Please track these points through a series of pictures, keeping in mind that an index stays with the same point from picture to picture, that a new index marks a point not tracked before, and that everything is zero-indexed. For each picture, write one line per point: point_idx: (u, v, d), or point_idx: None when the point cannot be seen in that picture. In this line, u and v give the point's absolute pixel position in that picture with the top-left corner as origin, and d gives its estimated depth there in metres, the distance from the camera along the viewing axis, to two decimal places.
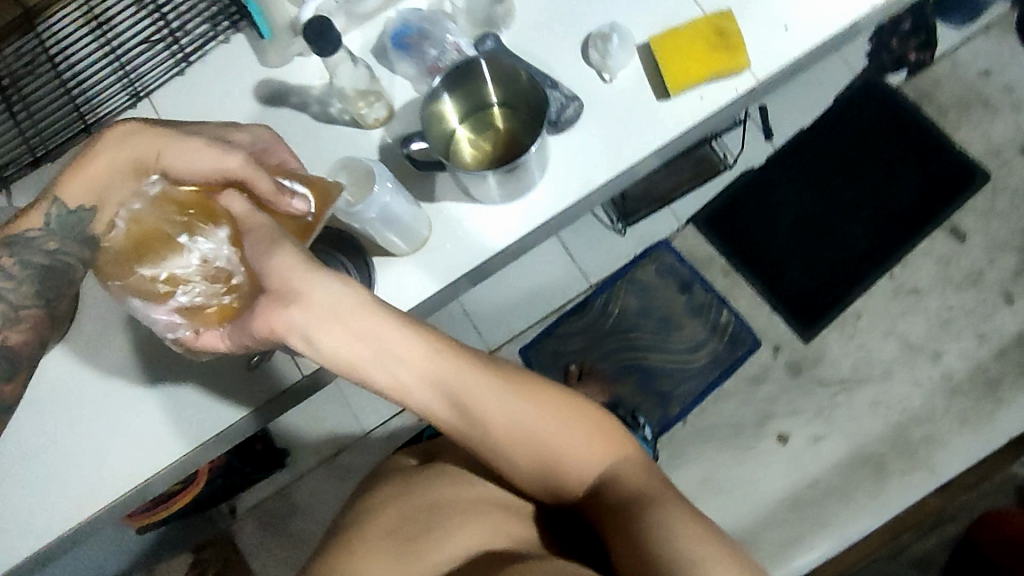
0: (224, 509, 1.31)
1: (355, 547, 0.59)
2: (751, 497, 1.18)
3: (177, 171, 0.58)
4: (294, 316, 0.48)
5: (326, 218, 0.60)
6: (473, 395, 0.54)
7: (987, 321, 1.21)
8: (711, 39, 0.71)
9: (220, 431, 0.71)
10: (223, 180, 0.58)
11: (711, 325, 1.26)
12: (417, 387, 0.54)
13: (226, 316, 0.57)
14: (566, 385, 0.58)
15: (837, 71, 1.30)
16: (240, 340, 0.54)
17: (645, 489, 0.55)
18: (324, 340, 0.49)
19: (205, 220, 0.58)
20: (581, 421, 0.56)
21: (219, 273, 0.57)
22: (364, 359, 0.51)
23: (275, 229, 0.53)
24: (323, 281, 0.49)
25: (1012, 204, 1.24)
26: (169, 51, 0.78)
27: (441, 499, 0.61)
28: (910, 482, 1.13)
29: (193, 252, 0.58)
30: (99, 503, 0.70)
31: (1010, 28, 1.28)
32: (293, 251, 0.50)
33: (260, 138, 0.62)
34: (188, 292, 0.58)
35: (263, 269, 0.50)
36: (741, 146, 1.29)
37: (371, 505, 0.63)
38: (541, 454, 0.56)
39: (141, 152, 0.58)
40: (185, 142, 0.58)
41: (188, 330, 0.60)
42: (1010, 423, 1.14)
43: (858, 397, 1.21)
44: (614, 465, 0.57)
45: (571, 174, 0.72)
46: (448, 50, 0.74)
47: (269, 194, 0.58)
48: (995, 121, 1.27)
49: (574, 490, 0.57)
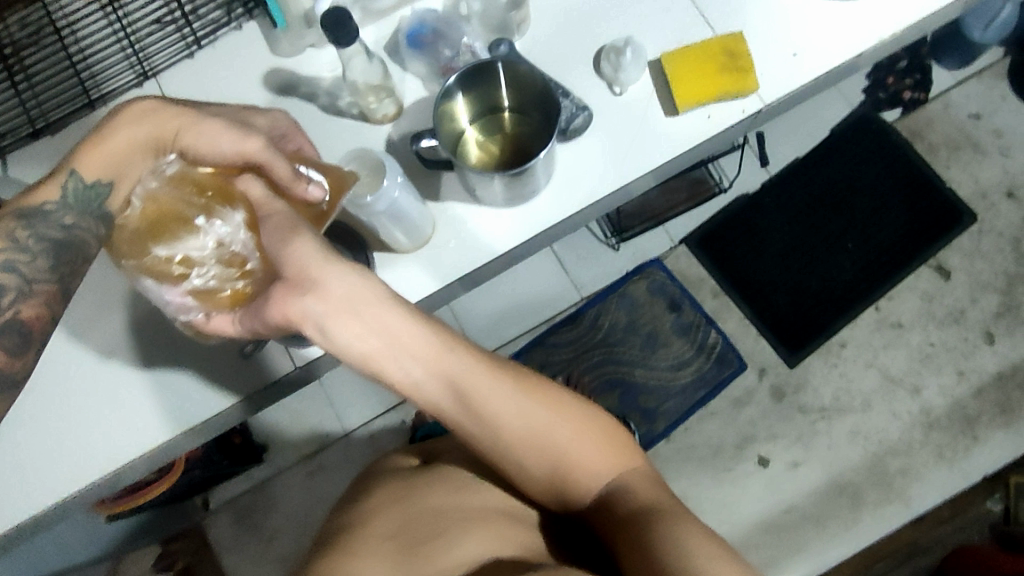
0: (197, 502, 1.28)
1: (356, 550, 0.56)
2: (729, 520, 1.21)
3: (197, 151, 0.56)
4: (310, 304, 0.47)
5: (341, 207, 0.59)
6: (483, 395, 0.54)
7: (967, 358, 1.24)
8: (722, 59, 0.72)
9: (207, 418, 0.70)
10: (242, 164, 0.56)
11: (699, 345, 1.27)
12: (428, 383, 0.53)
13: (238, 302, 0.55)
14: (574, 392, 0.57)
15: (834, 104, 1.33)
16: (256, 325, 0.52)
17: (654, 500, 0.52)
18: (339, 330, 0.49)
19: (221, 202, 0.55)
20: (588, 428, 0.55)
21: (234, 258, 0.54)
22: (377, 350, 0.50)
23: (294, 215, 0.52)
24: (341, 271, 0.48)
25: (996, 245, 1.27)
26: (179, 33, 0.78)
27: (448, 505, 0.58)
28: (884, 515, 1.18)
29: (208, 235, 0.54)
30: (80, 483, 0.68)
31: (1001, 74, 1.32)
32: (312, 239, 0.50)
33: (279, 125, 0.62)
34: (202, 275, 0.55)
35: (279, 257, 0.49)
36: (737, 170, 1.30)
37: (374, 508, 0.62)
38: (549, 460, 0.54)
39: (159, 128, 0.56)
40: (211, 124, 0.56)
41: (200, 313, 0.57)
42: (982, 462, 1.19)
43: (838, 426, 1.23)
44: (622, 475, 0.55)
45: (578, 183, 0.72)
46: (462, 51, 0.74)
47: (287, 179, 0.56)
48: (984, 164, 1.30)
49: (581, 500, 0.55)
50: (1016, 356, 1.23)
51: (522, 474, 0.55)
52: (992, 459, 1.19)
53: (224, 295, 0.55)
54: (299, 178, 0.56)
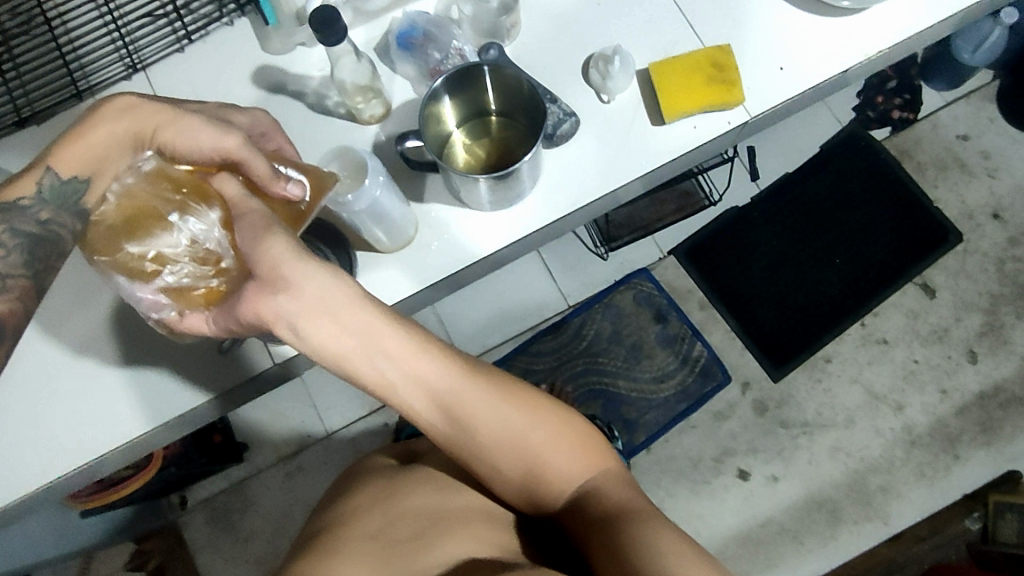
0: (173, 500, 1.27)
1: (334, 549, 0.56)
2: (708, 532, 1.20)
3: (176, 149, 0.55)
4: (282, 302, 0.46)
5: (320, 208, 0.58)
6: (459, 397, 0.53)
7: (950, 377, 1.24)
8: (709, 71, 0.73)
9: (183, 414, 0.69)
10: (220, 161, 0.55)
11: (683, 357, 1.27)
12: (404, 384, 0.51)
13: (213, 300, 0.54)
14: (549, 395, 0.57)
15: (824, 120, 1.34)
16: (229, 323, 0.51)
17: (627, 503, 0.52)
18: (312, 328, 0.47)
19: (197, 200, 0.54)
20: (563, 431, 0.55)
21: (208, 256, 0.54)
22: (351, 350, 0.49)
23: (268, 214, 0.50)
24: (314, 270, 0.47)
25: (981, 265, 1.28)
26: (171, 27, 0.77)
27: (425, 507, 0.58)
28: (862, 531, 1.18)
29: (182, 233, 0.54)
30: (52, 475, 0.68)
31: (989, 97, 1.34)
32: (286, 239, 0.48)
33: (259, 122, 0.61)
34: (175, 272, 0.55)
35: (252, 255, 0.48)
36: (726, 184, 1.31)
37: (352, 510, 0.60)
38: (523, 462, 0.54)
39: (137, 125, 0.56)
40: (190, 121, 0.55)
41: (173, 311, 0.56)
42: (962, 481, 1.19)
43: (819, 441, 1.23)
44: (596, 477, 0.55)
45: (563, 189, 0.72)
46: (452, 54, 0.75)
47: (264, 177, 0.55)
48: (971, 184, 1.31)
49: (555, 502, 0.55)
50: (998, 376, 1.23)
51: (496, 476, 0.55)
52: (972, 478, 1.19)
53: (197, 293, 0.54)
54: (276, 177, 0.55)
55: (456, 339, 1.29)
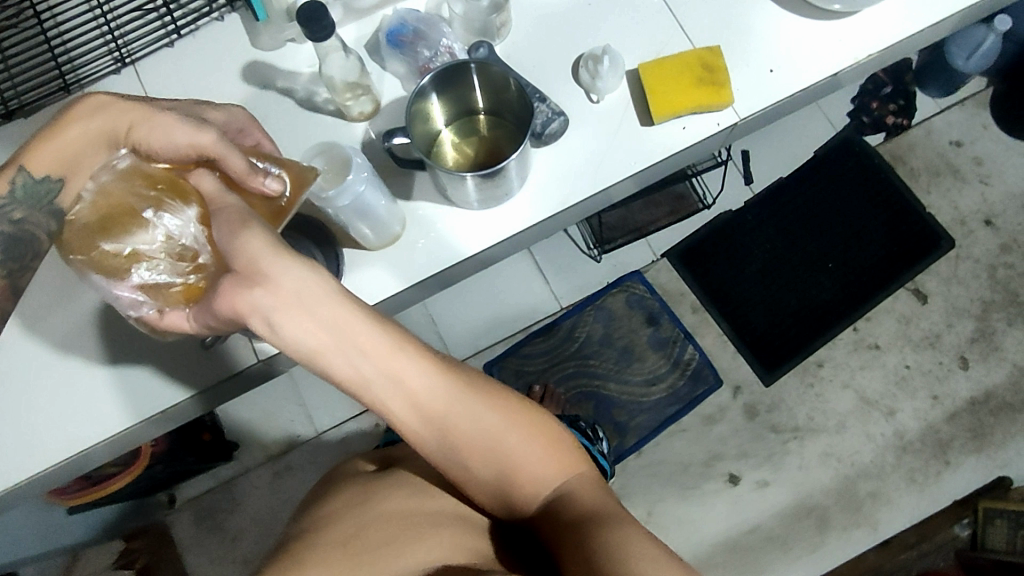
0: (162, 499, 1.27)
1: (306, 556, 0.50)
2: (696, 536, 1.20)
3: (151, 147, 0.54)
4: (259, 297, 0.43)
5: (300, 203, 0.57)
6: (434, 397, 0.49)
7: (941, 383, 1.24)
8: (698, 72, 0.73)
9: (165, 410, 0.69)
10: (196, 157, 0.54)
11: (674, 361, 1.27)
12: (381, 384, 0.48)
13: (191, 297, 0.54)
14: (526, 396, 0.55)
15: (819, 125, 1.34)
16: (206, 321, 0.50)
17: (601, 507, 0.50)
18: (286, 324, 0.44)
19: (173, 196, 0.54)
20: (537, 432, 0.53)
21: (185, 252, 0.53)
22: (327, 348, 0.45)
23: (246, 210, 0.48)
24: (291, 262, 0.44)
25: (973, 272, 1.28)
26: (160, 21, 0.77)
27: (401, 512, 0.55)
28: (850, 537, 1.18)
29: (158, 229, 0.54)
30: (33, 470, 0.67)
31: (983, 104, 1.34)
32: (263, 233, 0.45)
33: (235, 119, 0.61)
34: (152, 269, 0.54)
35: (228, 249, 0.45)
36: (720, 187, 1.31)
37: (323, 517, 0.56)
38: (495, 463, 0.52)
39: (110, 123, 0.54)
40: (165, 118, 0.54)
41: (152, 309, 0.56)
42: (951, 487, 1.19)
43: (809, 446, 1.23)
44: (569, 481, 0.53)
45: (550, 189, 0.72)
46: (441, 53, 0.74)
47: (241, 173, 0.54)
48: (964, 191, 1.32)
49: (526, 505, 0.53)
50: (989, 383, 1.23)
51: (467, 478, 0.52)
52: (962, 485, 1.19)
53: (175, 289, 0.54)
54: (254, 172, 0.54)
55: (448, 340, 1.28)
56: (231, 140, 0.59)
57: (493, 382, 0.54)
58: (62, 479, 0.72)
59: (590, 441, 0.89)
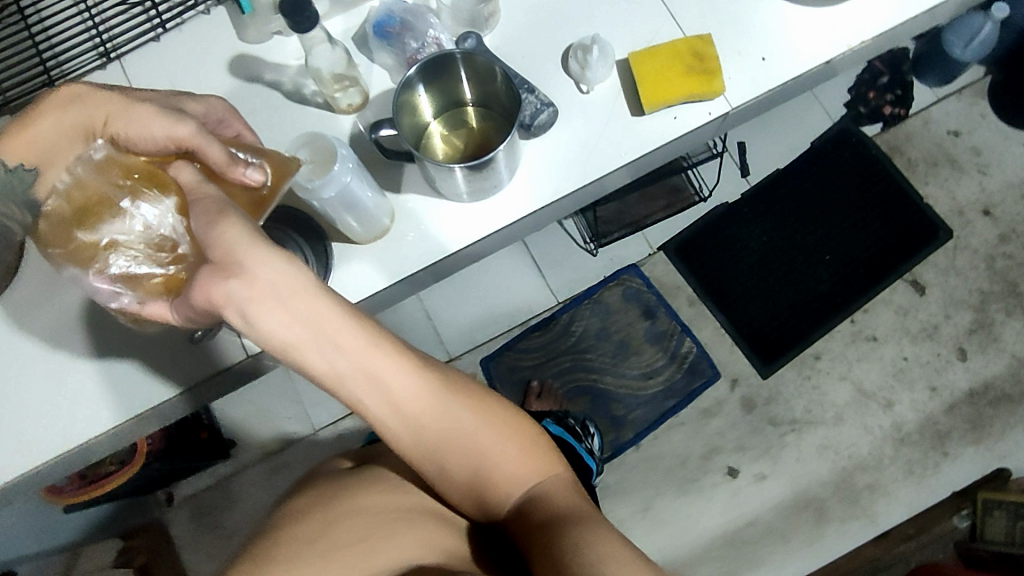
0: (159, 497, 1.27)
1: (272, 556, 0.47)
2: (694, 530, 1.20)
3: (127, 138, 0.54)
4: (233, 289, 0.41)
5: (283, 193, 0.57)
6: (410, 395, 0.48)
7: (940, 374, 1.23)
8: (689, 61, 0.72)
9: (153, 407, 0.68)
10: (175, 149, 0.54)
11: (671, 353, 1.26)
12: (356, 381, 0.46)
13: (173, 288, 0.53)
14: (502, 397, 0.54)
15: (815, 116, 1.33)
16: (185, 313, 0.49)
17: (575, 509, 0.49)
18: (261, 318, 0.42)
19: (150, 186, 0.53)
20: (512, 431, 0.52)
21: (164, 243, 0.52)
22: (302, 342, 0.43)
23: (224, 200, 0.47)
24: (267, 253, 0.42)
25: (971, 262, 1.28)
26: (146, 15, 0.76)
27: (371, 511, 0.52)
28: (848, 529, 1.18)
29: (135, 219, 0.53)
30: (20, 469, 0.66)
31: (981, 93, 1.33)
32: (241, 224, 0.44)
33: (214, 110, 0.61)
34: (129, 259, 0.54)
35: (206, 240, 0.44)
36: (716, 179, 1.30)
37: (290, 514, 0.52)
38: (469, 462, 0.50)
39: (88, 115, 0.56)
40: (141, 110, 0.54)
41: (132, 300, 0.55)
42: (950, 478, 1.19)
43: (807, 439, 1.22)
44: (544, 483, 0.51)
45: (540, 180, 0.72)
46: (428, 44, 0.74)
47: (221, 164, 0.53)
48: (962, 181, 1.31)
49: (499, 507, 0.51)
50: (988, 374, 1.23)
51: (441, 477, 0.51)
52: (961, 476, 1.19)
53: (154, 281, 0.53)
54: (234, 162, 0.53)
55: (445, 336, 1.28)
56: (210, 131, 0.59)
57: (471, 381, 0.53)
58: (52, 477, 0.71)
59: (578, 439, 0.86)
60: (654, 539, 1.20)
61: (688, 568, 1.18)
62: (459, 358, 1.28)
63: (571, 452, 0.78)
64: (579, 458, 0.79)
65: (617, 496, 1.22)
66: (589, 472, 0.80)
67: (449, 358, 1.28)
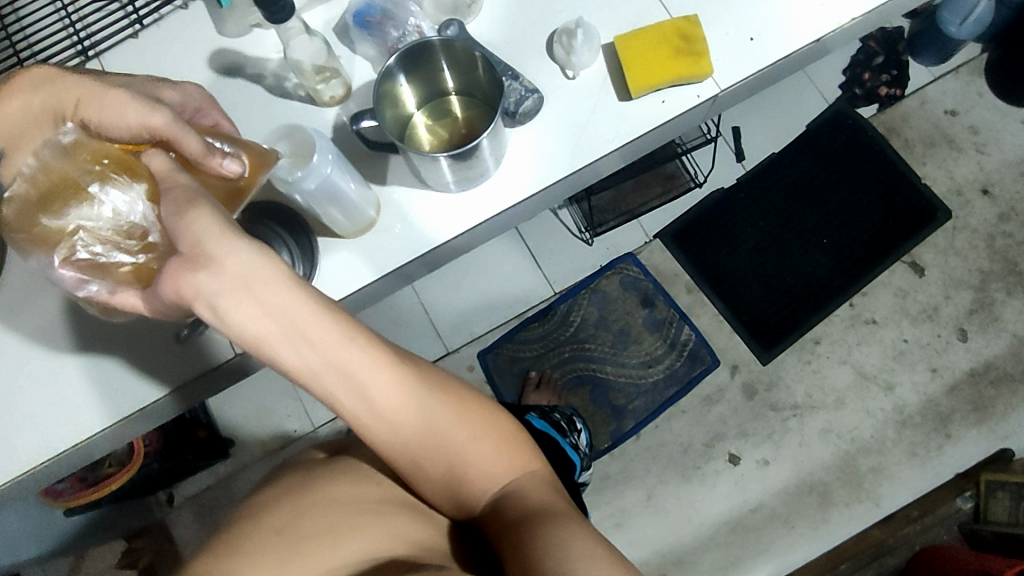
0: (160, 498, 1.26)
1: (237, 548, 0.45)
2: (697, 517, 1.19)
3: (99, 123, 0.54)
4: (202, 281, 0.40)
5: (259, 184, 0.56)
6: (384, 391, 0.47)
7: (940, 355, 1.22)
8: (676, 43, 0.71)
9: (143, 408, 0.68)
10: (149, 138, 0.53)
11: (670, 341, 1.25)
12: (329, 375, 0.45)
13: (141, 278, 0.51)
14: (480, 394, 0.54)
15: (810, 98, 1.31)
16: (156, 304, 0.47)
17: (549, 505, 0.48)
18: (230, 310, 0.41)
19: (119, 171, 0.50)
20: (488, 427, 0.52)
21: (134, 230, 0.50)
22: (273, 336, 0.42)
23: (196, 188, 0.45)
24: (238, 245, 0.41)
25: (971, 242, 1.26)
26: (124, 13, 0.75)
27: (342, 498, 0.50)
28: (853, 513, 1.17)
29: (103, 206, 0.50)
30: (9, 473, 0.66)
31: (979, 71, 1.31)
32: (212, 214, 0.42)
33: (192, 98, 0.60)
34: (96, 246, 0.51)
35: (175, 229, 0.42)
36: (710, 165, 1.29)
37: (261, 503, 0.51)
38: (444, 457, 0.50)
39: (57, 99, 0.55)
40: (115, 96, 0.54)
41: (101, 288, 0.53)
42: (954, 460, 1.18)
43: (809, 424, 1.21)
44: (518, 479, 0.51)
45: (526, 168, 0.71)
46: (409, 32, 0.72)
47: (197, 154, 0.52)
48: (960, 160, 1.29)
49: (474, 503, 0.51)
50: (989, 354, 1.22)
51: (415, 473, 0.50)
52: (964, 457, 1.18)
53: (124, 269, 0.51)
54: (211, 152, 0.52)
55: (442, 330, 1.27)
56: (187, 119, 0.58)
57: (449, 378, 0.53)
58: (43, 481, 0.71)
59: (563, 434, 0.84)
60: (657, 528, 1.19)
61: (693, 557, 1.17)
62: (457, 351, 1.27)
63: (554, 445, 0.77)
64: (561, 454, 0.78)
65: (619, 486, 1.21)
66: (572, 467, 0.79)
67: (447, 351, 1.27)
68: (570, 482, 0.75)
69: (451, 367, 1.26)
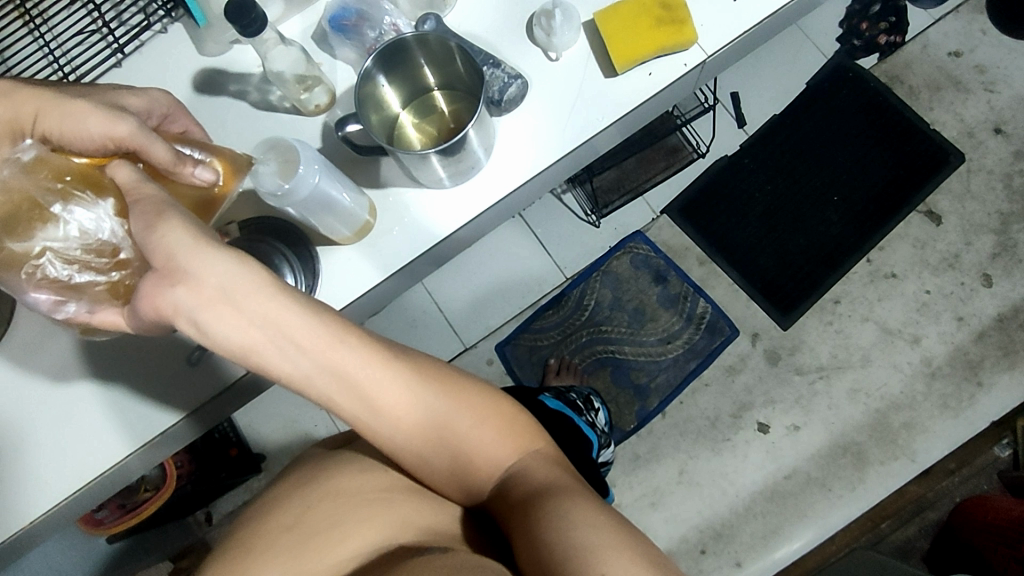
0: (200, 517, 1.28)
1: (251, 547, 0.47)
2: (730, 489, 1.17)
3: (61, 136, 0.52)
4: (180, 296, 0.41)
5: (233, 191, 0.60)
6: (381, 389, 0.47)
7: (965, 304, 1.20)
8: (658, 13, 0.69)
9: (165, 430, 0.68)
10: (115, 149, 0.53)
11: (687, 315, 1.24)
12: (324, 380, 0.45)
13: (118, 294, 0.52)
14: (482, 381, 0.54)
15: (807, 54, 1.28)
16: (138, 322, 0.47)
17: (554, 482, 0.48)
18: (213, 325, 0.41)
19: (84, 188, 0.50)
20: (491, 413, 0.51)
21: (103, 246, 0.51)
22: (263, 347, 0.42)
23: (164, 199, 0.45)
24: (209, 254, 0.41)
25: (988, 184, 1.23)
26: (104, 42, 0.74)
27: (351, 491, 0.50)
28: (889, 471, 1.15)
29: (69, 225, 0.50)
30: (42, 507, 0.67)
31: (980, 8, 1.28)
32: (183, 223, 0.43)
33: (158, 103, 0.60)
34: (63, 264, 0.51)
35: (145, 244, 0.42)
36: (711, 133, 1.26)
37: (271, 502, 0.51)
38: (448, 448, 0.50)
39: (14, 112, 0.53)
40: (76, 106, 0.53)
41: (77, 306, 0.53)
42: (989, 409, 1.15)
43: (836, 385, 1.19)
44: (523, 460, 0.51)
45: (518, 152, 0.70)
46: (386, 31, 0.72)
47: (167, 164, 0.53)
48: (968, 102, 1.26)
49: (482, 487, 0.51)
50: (1016, 297, 1.19)
51: (421, 465, 0.50)
52: (1000, 405, 1.15)
53: (100, 287, 0.52)
54: (182, 162, 0.54)
55: (456, 325, 1.27)
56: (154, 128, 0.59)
57: (451, 370, 0.52)
58: (76, 513, 0.72)
59: (579, 414, 0.84)
60: (692, 504, 1.17)
61: (730, 530, 1.16)
62: (475, 345, 1.26)
63: (570, 425, 0.77)
64: (578, 432, 0.77)
65: (650, 465, 1.20)
66: (590, 444, 0.79)
67: (464, 347, 1.27)
68: (588, 461, 0.74)
69: (471, 363, 1.26)
